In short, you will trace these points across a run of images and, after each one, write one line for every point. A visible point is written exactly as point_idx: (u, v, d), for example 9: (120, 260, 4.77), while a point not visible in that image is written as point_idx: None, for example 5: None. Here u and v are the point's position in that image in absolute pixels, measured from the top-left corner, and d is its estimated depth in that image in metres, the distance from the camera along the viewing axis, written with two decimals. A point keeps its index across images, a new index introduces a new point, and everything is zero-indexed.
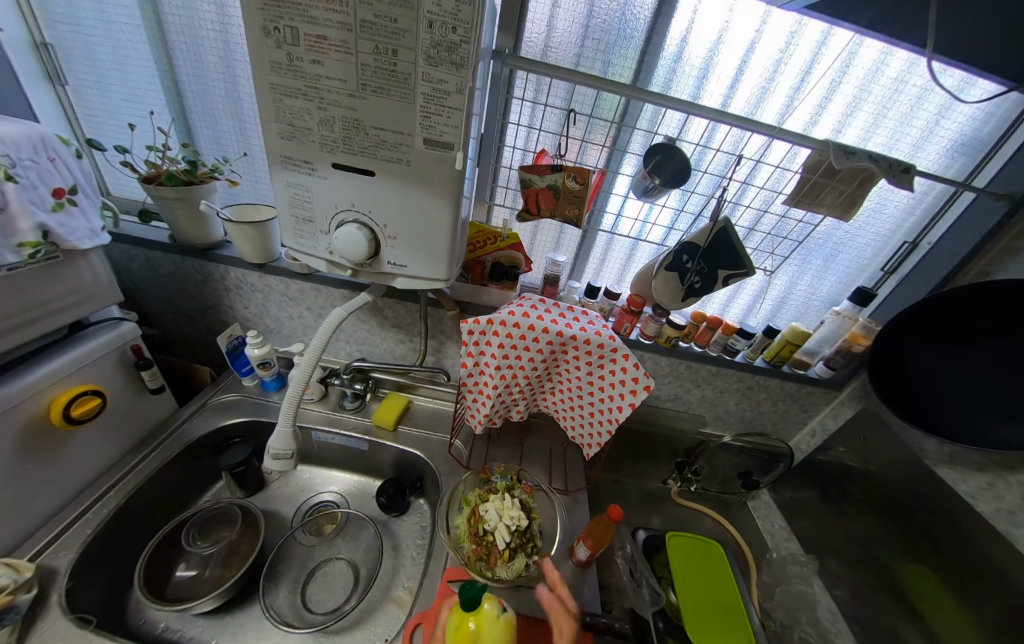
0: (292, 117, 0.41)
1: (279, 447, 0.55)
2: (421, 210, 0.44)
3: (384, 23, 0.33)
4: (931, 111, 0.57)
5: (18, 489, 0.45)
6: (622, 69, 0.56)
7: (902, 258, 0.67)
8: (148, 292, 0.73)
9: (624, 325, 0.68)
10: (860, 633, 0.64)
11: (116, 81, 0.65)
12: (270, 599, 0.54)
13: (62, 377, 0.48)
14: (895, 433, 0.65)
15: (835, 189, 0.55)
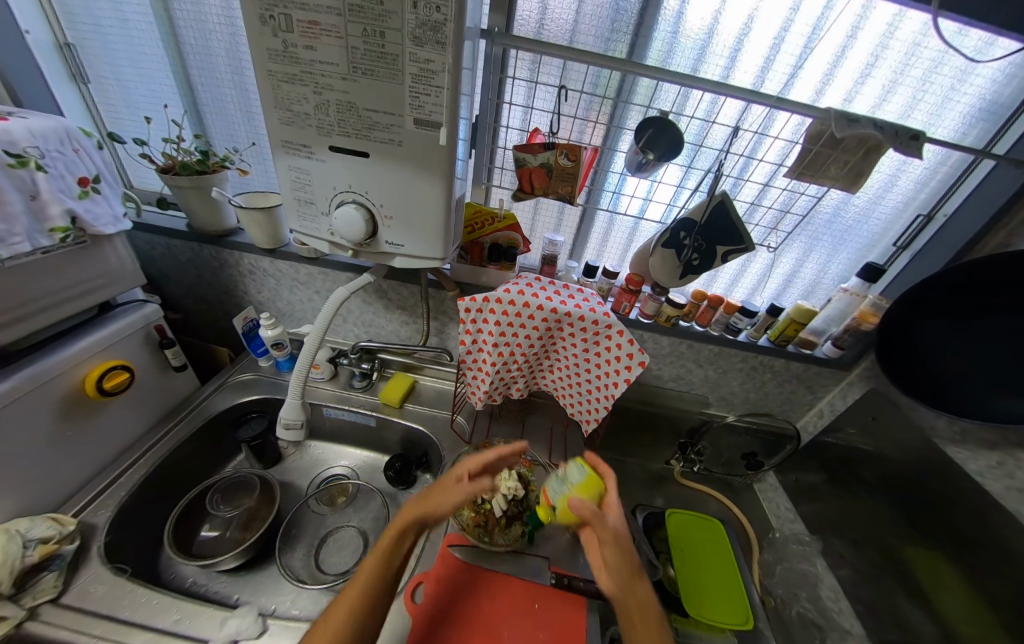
0: (289, 102, 0.43)
1: (289, 416, 0.61)
2: (415, 189, 0.46)
3: (370, 6, 0.35)
4: (949, 75, 0.54)
5: (59, 453, 0.50)
6: (617, 43, 0.56)
7: (915, 232, 0.65)
8: (171, 278, 0.78)
9: (623, 304, 0.68)
10: (861, 611, 0.64)
11: (133, 78, 0.69)
12: (286, 560, 0.58)
13: (94, 353, 0.53)
14: (904, 413, 0.63)
15: (840, 159, 0.53)
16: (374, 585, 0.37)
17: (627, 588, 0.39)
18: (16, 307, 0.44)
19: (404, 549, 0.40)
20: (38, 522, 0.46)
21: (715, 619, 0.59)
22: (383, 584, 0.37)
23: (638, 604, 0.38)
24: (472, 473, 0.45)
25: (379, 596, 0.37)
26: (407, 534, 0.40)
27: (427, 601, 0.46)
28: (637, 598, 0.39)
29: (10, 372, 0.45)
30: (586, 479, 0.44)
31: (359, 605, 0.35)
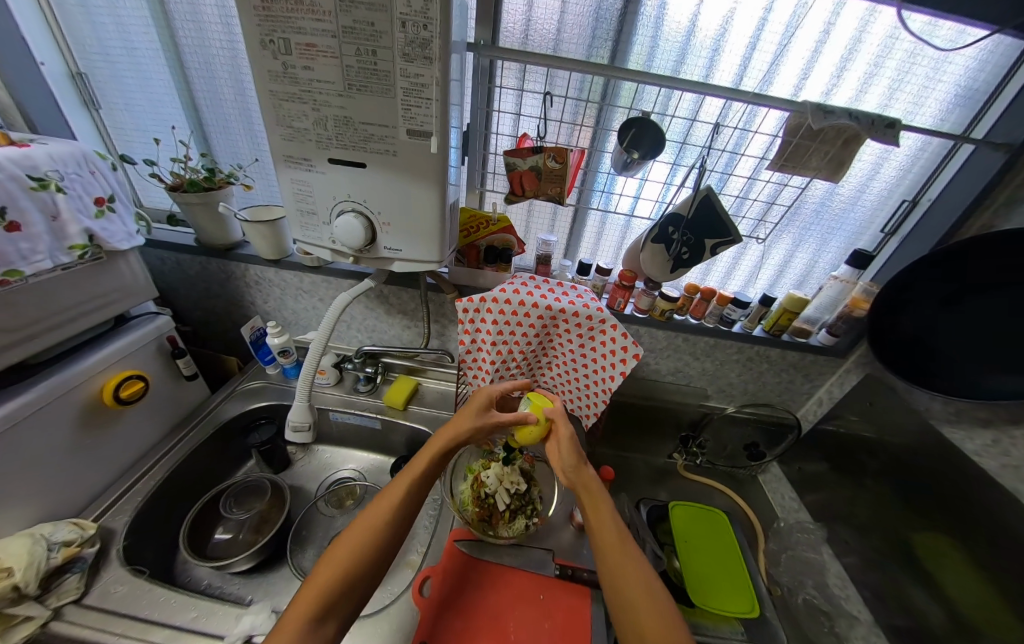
0: (290, 119, 0.45)
1: (297, 418, 0.63)
2: (411, 196, 0.48)
3: (363, 28, 0.37)
4: (925, 64, 0.55)
5: (79, 461, 0.52)
6: (600, 50, 0.58)
7: (901, 218, 0.66)
8: (180, 292, 0.81)
9: (617, 300, 0.70)
10: (869, 598, 0.64)
11: (141, 101, 0.72)
12: (297, 560, 0.59)
13: (110, 364, 0.55)
14: (901, 397, 0.64)
15: (820, 150, 0.55)
16: (380, 523, 0.39)
17: (597, 518, 0.43)
18: (37, 320, 0.46)
19: (412, 492, 0.42)
20: (61, 526, 0.48)
21: (722, 608, 0.59)
22: (388, 523, 0.39)
23: (608, 534, 0.42)
24: (483, 407, 0.51)
25: (386, 531, 0.39)
26: (417, 478, 0.43)
27: (435, 593, 0.48)
28: (605, 524, 0.43)
29: (33, 383, 0.47)
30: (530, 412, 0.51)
31: (367, 540, 0.38)
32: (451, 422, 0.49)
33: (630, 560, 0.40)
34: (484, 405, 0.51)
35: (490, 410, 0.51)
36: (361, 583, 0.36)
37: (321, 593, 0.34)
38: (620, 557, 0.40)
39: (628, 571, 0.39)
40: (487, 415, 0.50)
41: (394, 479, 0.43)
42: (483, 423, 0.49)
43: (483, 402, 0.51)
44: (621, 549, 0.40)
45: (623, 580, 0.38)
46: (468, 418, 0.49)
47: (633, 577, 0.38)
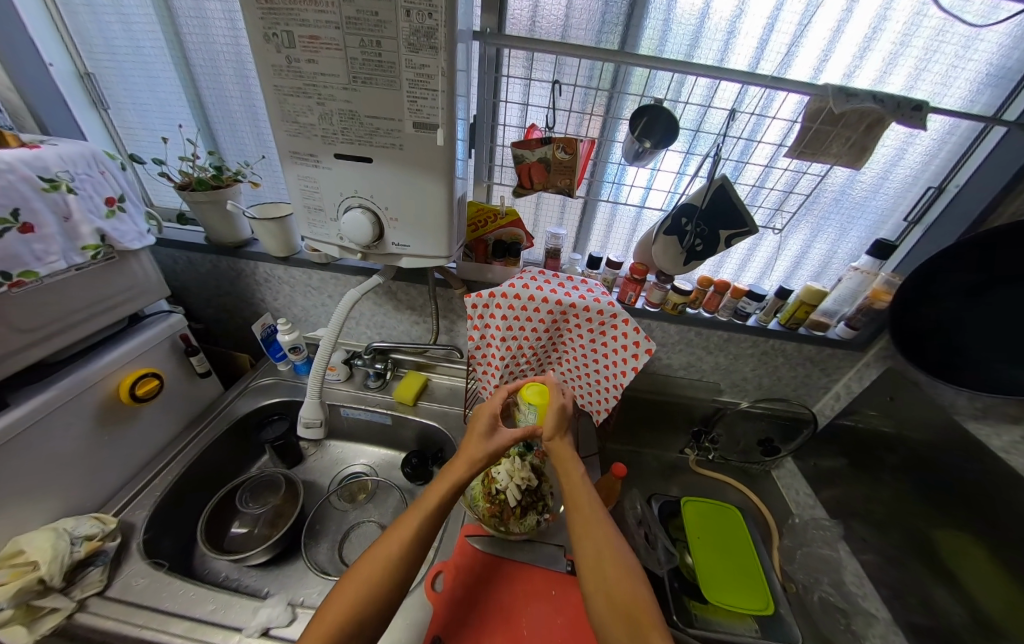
0: (296, 115, 0.45)
1: (309, 415, 0.64)
2: (419, 190, 0.47)
3: (366, 18, 0.36)
4: (955, 42, 0.52)
5: (98, 457, 0.54)
6: (610, 37, 0.56)
7: (926, 206, 0.63)
8: (192, 290, 0.82)
9: (628, 294, 0.69)
10: (888, 596, 0.62)
11: (149, 101, 0.72)
12: (312, 553, 0.60)
13: (126, 362, 0.56)
14: (925, 392, 0.62)
15: (841, 136, 0.53)
16: (390, 567, 0.34)
17: (569, 480, 0.43)
18: (55, 320, 0.47)
19: (427, 529, 0.37)
20: (83, 520, 0.49)
21: (735, 605, 0.58)
22: (399, 565, 0.34)
23: (578, 494, 0.42)
24: (491, 426, 0.44)
25: (397, 572, 0.34)
26: (430, 514, 0.37)
27: (447, 589, 0.48)
28: (578, 490, 0.42)
29: (52, 382, 0.48)
30: (537, 406, 0.45)
31: (377, 579, 0.33)
32: (462, 449, 0.43)
33: (599, 528, 0.39)
34: (489, 424, 0.44)
35: (496, 425, 0.45)
36: (368, 628, 0.32)
37: (334, 633, 0.30)
38: (590, 522, 0.39)
39: (597, 537, 0.38)
40: (497, 433, 0.44)
41: (404, 514, 0.37)
42: (494, 447, 0.43)
43: (489, 419, 0.44)
44: (593, 514, 0.40)
45: (591, 546, 0.38)
46: (480, 439, 0.43)
47: (601, 541, 0.38)
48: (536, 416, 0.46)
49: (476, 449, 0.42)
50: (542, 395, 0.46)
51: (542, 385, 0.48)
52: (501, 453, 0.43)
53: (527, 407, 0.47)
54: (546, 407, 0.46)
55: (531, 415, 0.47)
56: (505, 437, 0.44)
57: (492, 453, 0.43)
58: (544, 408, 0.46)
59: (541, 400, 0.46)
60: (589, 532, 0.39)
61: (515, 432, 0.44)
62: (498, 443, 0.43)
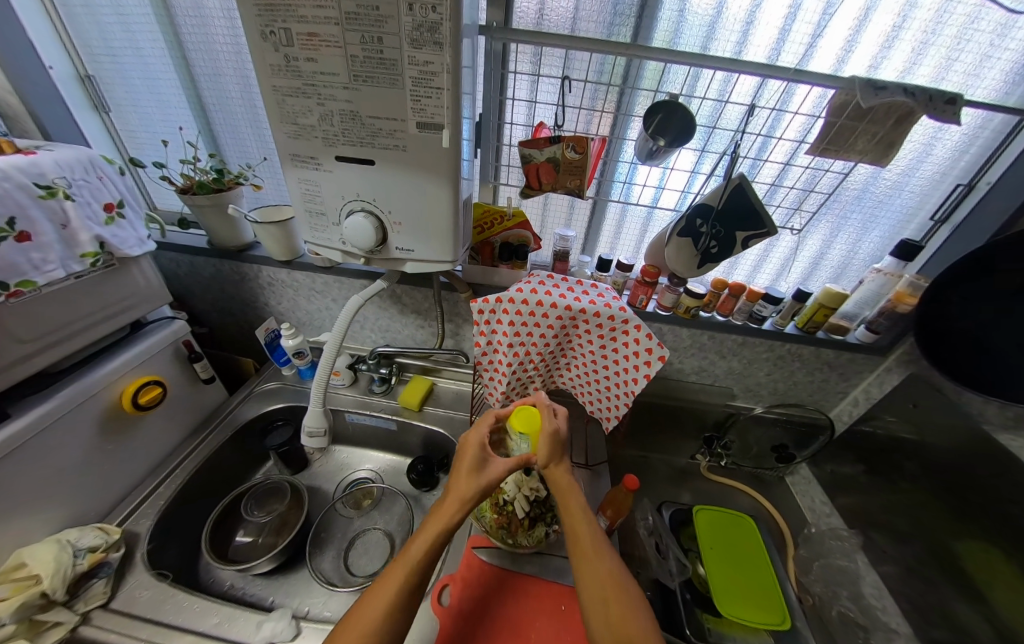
0: (295, 116, 0.43)
1: (312, 423, 0.62)
2: (424, 194, 0.46)
3: (367, 13, 0.35)
4: (989, 31, 0.49)
5: (101, 467, 0.53)
6: (622, 30, 0.54)
7: (955, 204, 0.60)
8: (196, 294, 0.81)
9: (639, 297, 0.67)
10: (910, 611, 0.60)
11: (150, 104, 0.71)
12: (317, 563, 0.59)
13: (129, 370, 0.56)
14: (949, 399, 0.59)
15: (867, 131, 0.50)
16: (382, 623, 0.31)
17: (570, 517, 0.40)
18: (54, 329, 0.46)
19: (420, 578, 0.34)
20: (87, 531, 0.48)
21: (750, 619, 0.56)
22: (389, 620, 0.32)
23: (580, 533, 0.39)
24: (482, 458, 0.42)
25: (388, 628, 0.31)
26: (422, 561, 0.35)
27: (453, 603, 0.46)
28: (579, 527, 0.39)
29: (53, 392, 0.47)
30: (527, 435, 0.43)
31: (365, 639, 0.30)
32: (452, 485, 0.40)
33: (601, 571, 0.36)
34: (479, 456, 0.42)
35: (487, 457, 0.42)
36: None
37: None
38: (591, 563, 0.37)
39: (598, 572, 0.36)
40: (488, 464, 0.42)
41: (395, 561, 0.35)
42: (486, 481, 0.40)
43: (478, 450, 0.42)
44: (595, 554, 0.38)
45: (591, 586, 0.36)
46: (471, 472, 0.41)
47: (603, 581, 0.36)
48: (527, 445, 0.44)
49: (466, 486, 0.40)
50: (530, 420, 0.44)
51: (531, 409, 0.46)
52: (494, 486, 0.41)
53: (517, 436, 0.44)
54: (538, 433, 0.44)
55: (523, 443, 0.44)
56: (498, 468, 0.42)
57: (486, 487, 0.40)
58: (536, 435, 0.43)
59: (530, 427, 0.44)
60: (590, 568, 0.37)
61: (507, 462, 0.42)
62: (490, 475, 0.41)
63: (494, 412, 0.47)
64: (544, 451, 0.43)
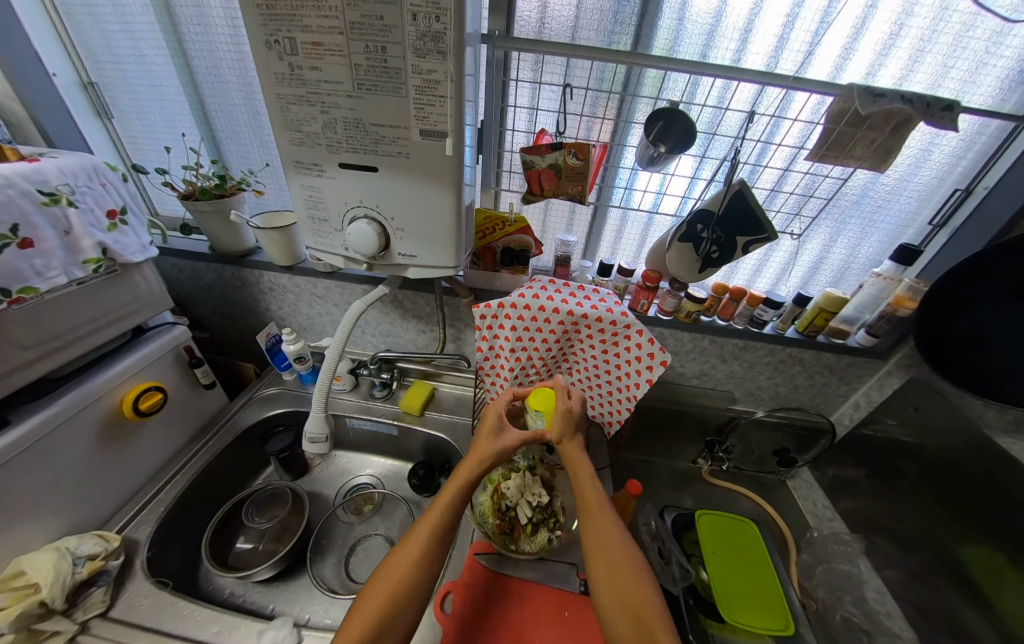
0: (298, 123, 0.43)
1: (313, 429, 0.62)
2: (427, 200, 0.46)
3: (371, 22, 0.35)
4: (984, 38, 0.49)
5: (101, 473, 0.53)
6: (622, 38, 0.54)
7: (953, 209, 0.60)
8: (197, 299, 0.81)
9: (641, 301, 0.67)
10: (913, 615, 0.60)
11: (152, 110, 0.72)
12: (317, 570, 0.59)
13: (129, 376, 0.55)
14: (951, 403, 0.59)
15: (865, 137, 0.51)
16: (410, 572, 0.33)
17: (581, 487, 0.42)
18: (55, 336, 0.46)
19: (442, 532, 0.36)
20: (86, 539, 0.48)
21: (754, 625, 0.56)
22: (415, 571, 0.34)
23: (591, 503, 0.40)
24: (499, 427, 0.44)
25: (420, 577, 0.34)
26: (444, 516, 0.37)
27: (456, 611, 0.46)
28: (590, 498, 0.41)
29: (54, 398, 0.47)
30: (541, 410, 0.45)
31: (399, 586, 0.33)
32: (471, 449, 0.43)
33: (610, 537, 0.37)
34: (496, 425, 0.44)
35: (504, 426, 0.45)
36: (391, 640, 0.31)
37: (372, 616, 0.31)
38: (601, 530, 0.38)
39: (608, 541, 0.37)
40: (504, 433, 0.44)
41: (420, 518, 0.38)
42: (502, 447, 0.43)
43: (495, 420, 0.44)
44: (604, 523, 0.39)
45: (599, 549, 0.37)
46: (488, 440, 0.43)
47: (610, 546, 0.37)
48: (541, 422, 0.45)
49: (485, 448, 0.43)
50: (546, 400, 0.45)
51: (546, 388, 0.48)
52: (508, 453, 0.43)
53: (533, 412, 0.46)
54: (552, 410, 0.45)
55: (537, 419, 0.46)
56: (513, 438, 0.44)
57: (501, 452, 0.43)
58: (550, 411, 0.45)
59: (545, 406, 0.45)
60: (599, 536, 0.38)
61: (522, 434, 0.45)
62: (506, 443, 0.43)
63: (511, 388, 0.50)
64: (557, 426, 0.45)
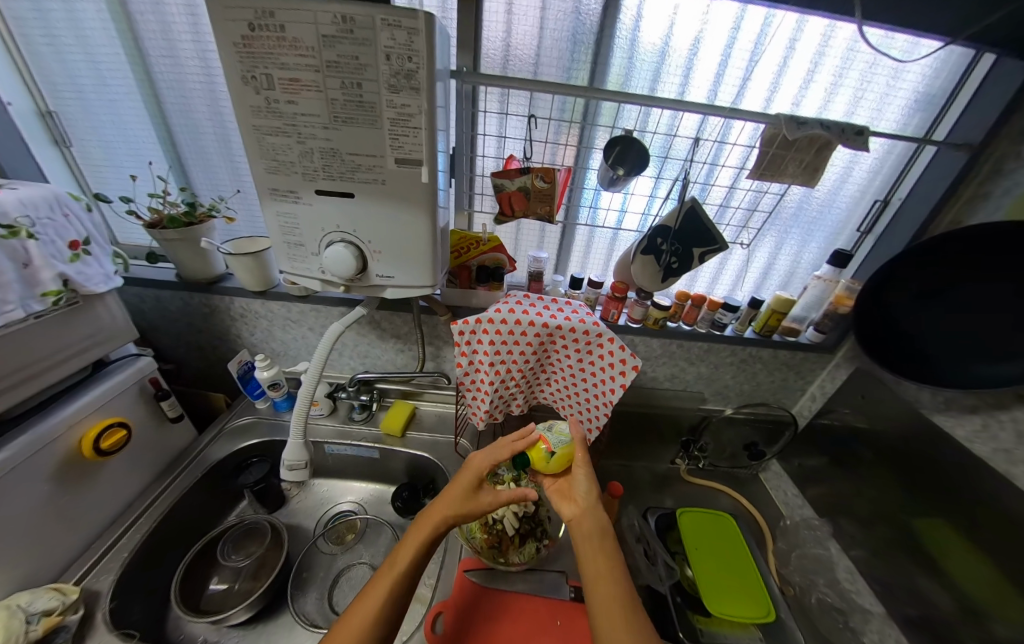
0: (275, 152, 0.45)
1: (292, 457, 0.60)
2: (402, 224, 0.48)
3: (347, 62, 0.38)
4: (884, 74, 0.59)
5: (60, 521, 0.49)
6: (580, 72, 0.59)
7: (875, 217, 0.69)
8: (162, 329, 0.78)
9: (611, 312, 0.71)
10: (881, 592, 0.63)
11: (116, 139, 0.70)
12: (300, 605, 0.56)
13: (91, 413, 0.53)
14: (891, 390, 0.65)
15: (795, 159, 0.58)
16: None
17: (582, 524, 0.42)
18: (8, 374, 0.44)
19: (399, 593, 0.35)
20: (40, 593, 0.44)
21: (739, 613, 0.58)
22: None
23: (594, 551, 0.39)
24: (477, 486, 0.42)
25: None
26: (403, 576, 0.36)
27: (448, 629, 0.46)
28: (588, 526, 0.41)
29: (5, 441, 0.44)
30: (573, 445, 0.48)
31: None
32: (442, 498, 0.41)
33: (641, 631, 0.32)
34: (476, 482, 0.42)
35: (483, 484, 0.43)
36: None
37: None
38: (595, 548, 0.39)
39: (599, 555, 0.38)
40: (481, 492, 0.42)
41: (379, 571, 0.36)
42: (472, 510, 0.40)
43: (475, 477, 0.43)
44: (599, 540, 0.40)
45: (604, 599, 0.35)
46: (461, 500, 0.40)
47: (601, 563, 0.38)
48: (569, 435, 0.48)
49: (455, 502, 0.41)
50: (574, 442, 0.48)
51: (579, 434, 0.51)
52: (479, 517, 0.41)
53: (561, 429, 0.49)
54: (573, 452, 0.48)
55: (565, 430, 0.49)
56: (488, 500, 0.42)
57: (471, 513, 0.40)
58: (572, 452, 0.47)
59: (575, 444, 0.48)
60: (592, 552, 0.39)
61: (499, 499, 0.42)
62: (479, 504, 0.41)
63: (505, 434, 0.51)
64: (576, 489, 0.45)
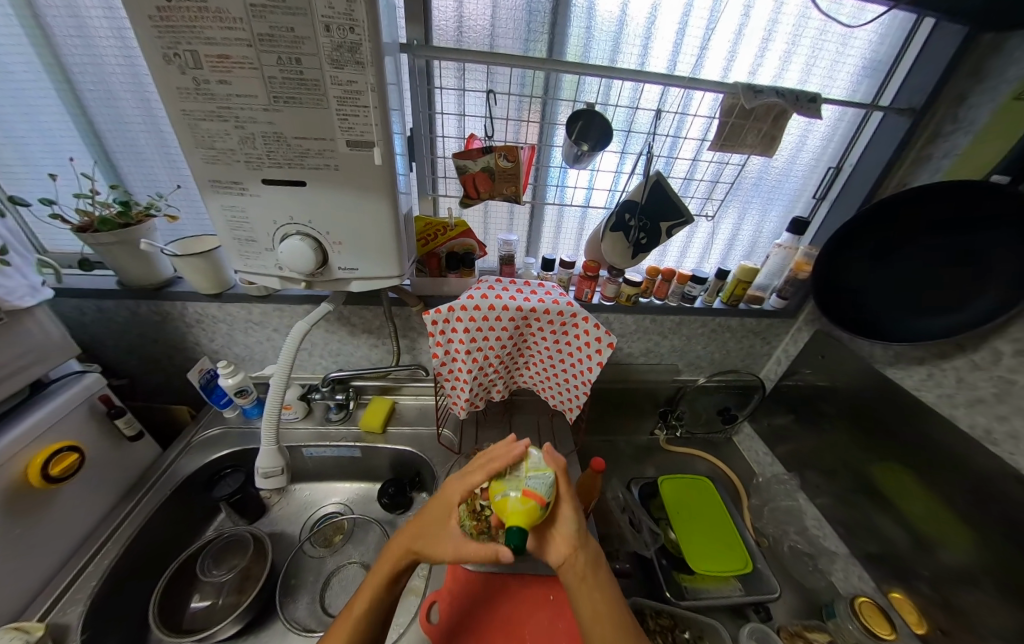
0: (211, 139, 0.41)
1: (266, 465, 0.58)
2: (360, 211, 0.45)
3: (281, 34, 0.34)
4: (834, 41, 0.60)
5: (14, 556, 0.46)
6: (538, 44, 0.57)
7: (829, 183, 0.72)
8: (108, 343, 0.72)
9: (584, 291, 0.71)
10: (843, 533, 0.69)
11: (27, 133, 0.63)
12: (290, 611, 0.55)
13: (37, 437, 0.49)
14: (847, 347, 0.69)
15: (754, 128, 0.58)
16: None
17: (574, 563, 0.40)
18: None
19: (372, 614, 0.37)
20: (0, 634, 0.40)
21: (720, 569, 0.62)
22: None
23: (590, 589, 0.38)
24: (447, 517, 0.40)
25: None
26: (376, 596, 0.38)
27: (444, 619, 0.46)
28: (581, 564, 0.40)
29: None
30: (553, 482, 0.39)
31: None
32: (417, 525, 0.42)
33: None
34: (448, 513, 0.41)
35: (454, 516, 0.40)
36: None
37: None
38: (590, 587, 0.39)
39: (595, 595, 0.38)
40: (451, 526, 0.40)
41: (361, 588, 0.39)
42: (438, 546, 0.38)
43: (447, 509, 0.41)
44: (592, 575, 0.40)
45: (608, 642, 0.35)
46: (428, 533, 0.40)
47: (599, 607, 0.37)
48: (551, 471, 0.39)
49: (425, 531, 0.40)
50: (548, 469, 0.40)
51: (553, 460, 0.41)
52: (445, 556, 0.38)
53: (536, 467, 0.39)
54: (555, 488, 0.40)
55: (539, 465, 0.39)
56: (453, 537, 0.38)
57: (435, 550, 0.38)
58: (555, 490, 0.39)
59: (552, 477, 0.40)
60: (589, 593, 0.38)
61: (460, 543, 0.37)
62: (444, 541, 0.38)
63: (476, 464, 0.41)
64: (566, 530, 0.40)
